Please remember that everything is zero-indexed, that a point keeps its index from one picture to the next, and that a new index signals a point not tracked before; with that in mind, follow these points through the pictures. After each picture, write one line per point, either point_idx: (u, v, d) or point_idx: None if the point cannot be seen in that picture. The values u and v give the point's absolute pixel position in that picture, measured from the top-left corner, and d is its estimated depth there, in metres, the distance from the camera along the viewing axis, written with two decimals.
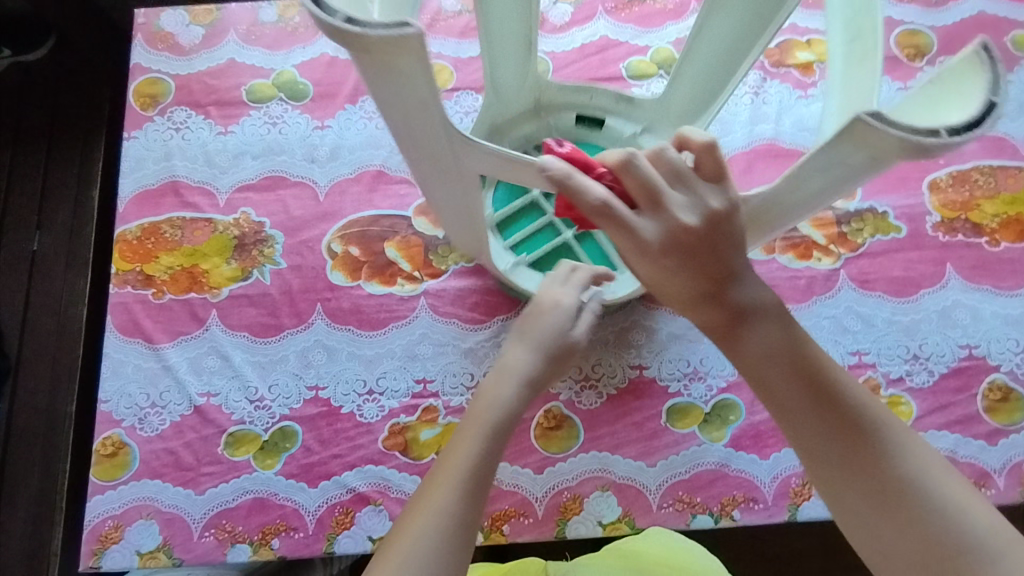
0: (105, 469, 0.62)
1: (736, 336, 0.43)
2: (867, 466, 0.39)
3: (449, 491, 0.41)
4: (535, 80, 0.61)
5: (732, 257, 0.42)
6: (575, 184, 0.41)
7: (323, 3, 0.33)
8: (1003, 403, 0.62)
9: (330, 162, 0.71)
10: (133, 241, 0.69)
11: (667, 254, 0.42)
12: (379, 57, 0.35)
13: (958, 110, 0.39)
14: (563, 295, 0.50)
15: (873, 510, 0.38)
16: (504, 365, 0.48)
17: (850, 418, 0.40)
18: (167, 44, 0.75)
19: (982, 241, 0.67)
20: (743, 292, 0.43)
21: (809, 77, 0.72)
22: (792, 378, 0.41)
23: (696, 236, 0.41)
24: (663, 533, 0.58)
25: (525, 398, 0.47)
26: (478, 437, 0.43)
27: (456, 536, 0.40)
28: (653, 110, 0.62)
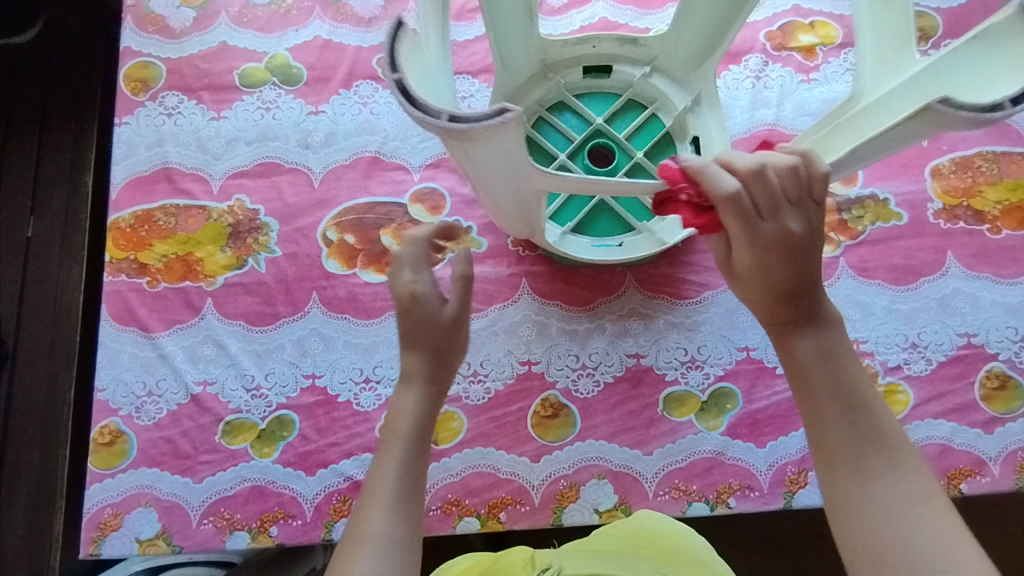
0: (103, 457, 0.63)
1: (795, 335, 0.44)
2: (878, 480, 0.40)
3: (385, 515, 0.44)
4: (537, 42, 0.60)
5: (815, 272, 0.44)
6: (709, 173, 0.42)
7: (429, 107, 0.40)
8: (1000, 391, 0.62)
9: (324, 148, 0.70)
10: (127, 229, 0.68)
11: (768, 249, 0.43)
12: (480, 140, 0.41)
13: (1008, 77, 0.42)
14: (418, 283, 0.50)
15: (872, 508, 0.39)
16: (403, 371, 0.51)
17: (881, 434, 0.41)
18: (158, 27, 0.74)
19: (984, 228, 0.66)
20: (814, 306, 0.44)
21: (812, 61, 0.70)
22: (837, 386, 0.42)
23: (799, 241, 0.42)
24: (653, 516, 0.59)
25: (430, 395, 0.50)
26: (396, 455, 0.46)
27: (395, 556, 0.43)
28: (660, 47, 0.61)
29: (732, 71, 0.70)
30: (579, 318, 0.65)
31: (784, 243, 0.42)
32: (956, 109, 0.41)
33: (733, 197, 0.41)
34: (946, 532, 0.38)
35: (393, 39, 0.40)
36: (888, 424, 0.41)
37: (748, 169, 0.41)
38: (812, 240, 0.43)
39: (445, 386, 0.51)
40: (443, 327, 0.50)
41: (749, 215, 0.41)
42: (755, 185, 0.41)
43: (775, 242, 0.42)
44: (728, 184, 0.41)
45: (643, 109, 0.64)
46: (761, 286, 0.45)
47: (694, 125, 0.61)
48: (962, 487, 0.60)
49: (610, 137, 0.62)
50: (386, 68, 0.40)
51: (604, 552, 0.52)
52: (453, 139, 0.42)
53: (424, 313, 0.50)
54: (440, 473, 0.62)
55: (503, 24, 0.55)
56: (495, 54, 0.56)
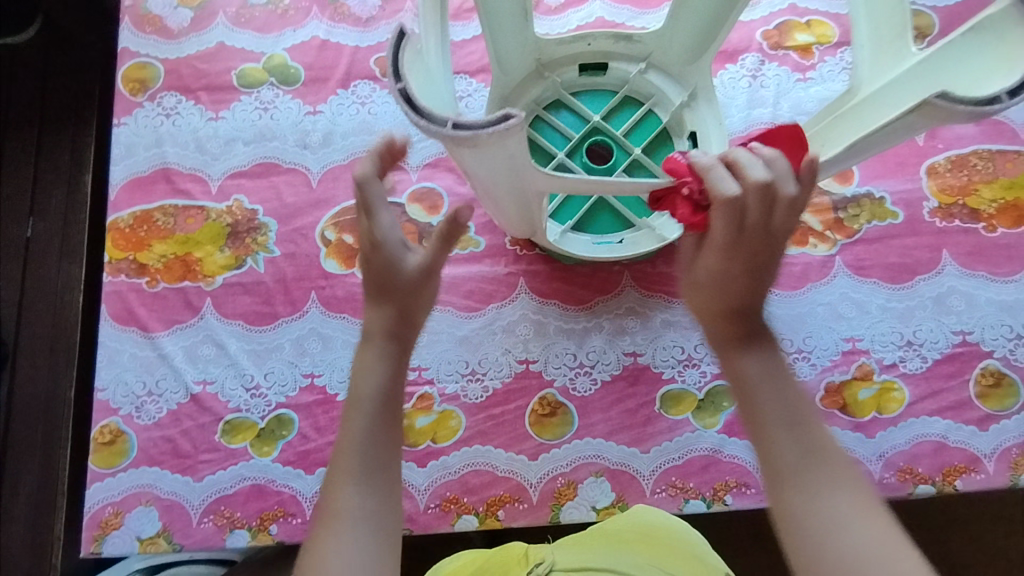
0: (103, 457, 0.63)
1: (741, 353, 0.45)
2: (822, 495, 0.40)
3: (354, 491, 0.45)
4: (533, 42, 0.60)
5: (764, 291, 0.46)
6: (711, 175, 0.43)
7: (433, 116, 0.39)
8: (995, 388, 0.63)
9: (322, 148, 0.70)
10: (126, 229, 0.68)
11: (728, 260, 0.45)
12: (485, 147, 0.41)
13: (1006, 68, 0.42)
14: (376, 230, 0.49)
15: (808, 524, 0.40)
16: (366, 329, 0.51)
17: (819, 451, 0.42)
18: (156, 27, 0.74)
19: (979, 227, 0.66)
20: (760, 325, 0.46)
21: (809, 60, 0.70)
22: (783, 403, 0.43)
23: (758, 256, 0.45)
24: (649, 511, 0.59)
25: (392, 354, 0.49)
26: (364, 421, 0.47)
27: (365, 528, 0.44)
28: (655, 44, 0.61)
29: (729, 70, 0.70)
30: (577, 317, 0.65)
31: (754, 256, 0.45)
32: (955, 104, 0.41)
33: (731, 202, 0.42)
34: (887, 544, 0.39)
35: (397, 49, 0.40)
36: (831, 439, 0.43)
37: (758, 182, 0.42)
38: (771, 259, 0.45)
39: (410, 347, 0.51)
40: (404, 285, 0.49)
41: (738, 222, 0.43)
42: (759, 196, 0.42)
43: (745, 253, 0.45)
44: (731, 189, 0.42)
45: (640, 105, 0.64)
46: (718, 300, 0.46)
47: (692, 121, 0.62)
48: (956, 485, 0.61)
49: (608, 134, 0.63)
50: (391, 78, 0.40)
51: (595, 545, 0.54)
52: (458, 146, 0.42)
53: (386, 263, 0.49)
54: (439, 472, 0.62)
55: (499, 24, 0.55)
56: (491, 54, 0.56)
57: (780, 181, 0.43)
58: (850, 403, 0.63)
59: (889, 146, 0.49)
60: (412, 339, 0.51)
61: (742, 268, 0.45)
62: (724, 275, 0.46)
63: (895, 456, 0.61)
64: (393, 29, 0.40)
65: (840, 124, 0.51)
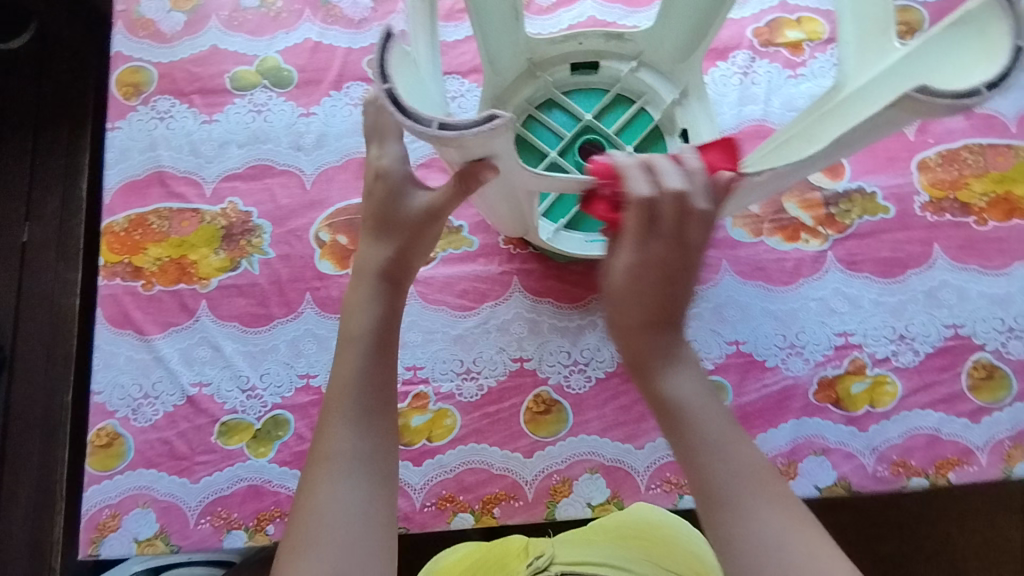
0: (100, 459, 0.63)
1: (664, 377, 0.44)
2: (752, 519, 0.40)
3: (348, 431, 0.46)
4: (524, 42, 0.60)
5: (678, 304, 0.46)
6: (630, 175, 0.44)
7: (418, 117, 0.39)
8: (987, 381, 0.63)
9: (316, 150, 0.70)
10: (121, 233, 0.69)
11: (645, 271, 0.45)
12: (470, 147, 0.41)
13: (987, 62, 0.41)
14: (383, 158, 0.53)
15: (745, 547, 0.40)
16: (361, 266, 0.53)
17: (745, 468, 0.42)
18: (149, 32, 0.74)
19: (970, 221, 0.67)
20: (677, 343, 0.46)
21: (799, 56, 0.71)
22: (707, 426, 0.43)
23: (669, 266, 0.45)
24: (645, 507, 0.60)
25: (382, 291, 0.51)
26: (359, 355, 0.48)
27: (360, 468, 0.45)
28: (646, 43, 0.62)
29: (720, 67, 0.71)
30: (571, 315, 0.66)
31: (663, 264, 0.45)
32: (933, 99, 0.40)
33: (647, 204, 0.44)
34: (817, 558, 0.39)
35: (383, 51, 0.40)
36: (754, 453, 0.43)
37: (674, 189, 0.44)
38: (682, 267, 0.45)
39: (402, 289, 0.53)
40: (404, 222, 0.52)
41: (649, 223, 0.44)
42: (674, 201, 0.44)
43: (657, 261, 0.45)
44: (644, 190, 0.44)
45: (632, 104, 0.64)
46: (636, 315, 0.45)
47: (683, 118, 0.62)
48: (949, 477, 0.61)
49: (601, 132, 0.63)
50: (377, 80, 0.39)
51: (593, 541, 0.56)
52: (443, 146, 0.41)
53: (388, 199, 0.52)
54: (435, 470, 0.62)
55: (490, 25, 0.56)
56: (482, 54, 0.57)
57: (694, 190, 0.44)
58: (843, 397, 0.63)
59: (875, 142, 0.47)
60: (406, 280, 0.53)
61: (655, 277, 0.45)
62: (640, 286, 0.45)
63: (888, 449, 0.62)
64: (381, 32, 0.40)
65: (825, 119, 0.50)
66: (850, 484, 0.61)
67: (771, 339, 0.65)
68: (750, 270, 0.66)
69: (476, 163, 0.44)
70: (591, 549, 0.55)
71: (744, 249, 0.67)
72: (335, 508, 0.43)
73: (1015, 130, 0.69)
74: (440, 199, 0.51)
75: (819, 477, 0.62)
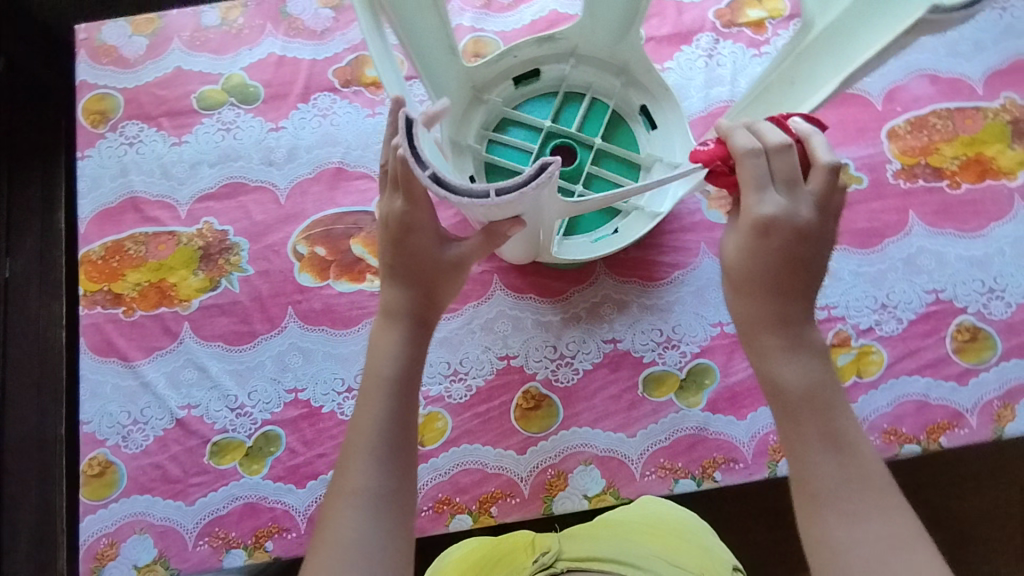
0: (93, 489, 0.63)
1: (780, 361, 0.45)
2: (850, 513, 0.41)
3: (367, 464, 0.44)
4: (461, 71, 0.61)
5: (808, 284, 0.45)
6: (737, 135, 0.44)
7: (475, 192, 0.41)
8: (971, 343, 0.63)
9: (287, 163, 0.70)
10: (98, 261, 0.68)
11: (773, 239, 0.44)
12: (525, 201, 0.43)
13: None
14: (414, 212, 0.47)
15: (847, 527, 0.41)
16: (387, 307, 0.50)
17: (857, 463, 0.43)
18: (112, 58, 0.74)
19: (943, 185, 0.67)
20: (799, 332, 0.45)
21: (762, 35, 0.71)
22: (818, 417, 0.44)
23: (802, 240, 0.44)
24: (653, 501, 0.61)
25: (412, 335, 0.49)
26: (382, 398, 0.46)
27: (384, 502, 0.43)
28: (579, 37, 0.62)
29: (684, 51, 0.71)
30: (554, 309, 0.66)
31: (794, 229, 0.44)
32: (947, 13, 0.42)
33: (753, 158, 0.43)
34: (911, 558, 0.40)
35: (411, 137, 0.40)
36: (870, 457, 0.43)
37: (781, 146, 0.43)
38: (812, 237, 0.44)
39: (431, 325, 0.51)
40: (441, 268, 0.50)
41: (766, 176, 0.44)
42: (782, 161, 0.44)
43: (784, 231, 0.44)
44: (751, 143, 0.44)
45: (582, 97, 0.65)
46: (763, 297, 0.45)
47: (637, 95, 0.64)
48: (940, 441, 0.61)
49: (565, 134, 0.63)
50: (415, 165, 0.41)
51: (603, 538, 0.54)
52: (498, 209, 0.43)
53: (422, 247, 0.49)
54: (429, 474, 0.62)
55: (427, 60, 0.56)
56: (431, 92, 0.57)
57: (813, 149, 0.44)
58: None
59: None
60: (433, 316, 0.51)
61: (794, 252, 0.44)
62: (769, 259, 0.44)
63: (878, 419, 0.62)
64: (401, 118, 0.40)
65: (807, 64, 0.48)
66: None
67: None
68: None
69: (509, 219, 0.46)
70: (601, 547, 0.52)
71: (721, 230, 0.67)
72: (352, 541, 0.42)
73: (981, 92, 0.69)
74: (476, 248, 0.50)
75: None
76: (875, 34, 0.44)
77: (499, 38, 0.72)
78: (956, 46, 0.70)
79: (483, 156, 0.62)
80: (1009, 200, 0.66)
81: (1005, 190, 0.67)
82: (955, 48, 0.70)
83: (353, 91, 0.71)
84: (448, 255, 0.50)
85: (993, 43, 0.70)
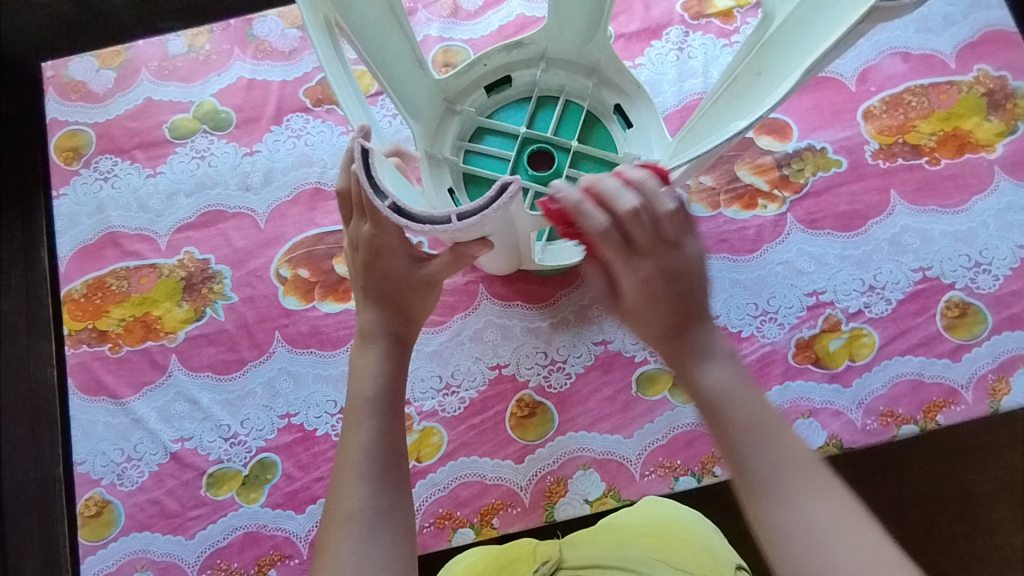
0: (91, 529, 0.63)
1: (696, 369, 0.44)
2: (792, 511, 0.39)
3: (361, 488, 0.43)
4: (431, 85, 0.60)
5: (695, 299, 0.45)
6: (583, 208, 0.42)
7: (436, 216, 0.41)
8: (962, 319, 0.63)
9: (265, 187, 0.69)
10: (81, 299, 0.68)
11: (657, 282, 0.45)
12: (491, 221, 0.43)
13: None
14: (384, 237, 0.46)
15: (785, 526, 0.39)
16: (364, 331, 0.50)
17: (791, 461, 0.41)
18: (81, 93, 0.73)
19: (922, 161, 0.67)
20: (704, 332, 0.46)
21: (731, 24, 0.70)
22: (754, 426, 0.42)
23: (667, 275, 0.45)
24: (663, 503, 0.58)
25: (394, 353, 0.49)
26: (367, 420, 0.46)
27: (380, 522, 0.42)
28: (546, 40, 0.62)
29: (655, 46, 0.71)
30: (542, 315, 0.65)
31: (671, 271, 0.45)
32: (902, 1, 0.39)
33: (606, 235, 0.42)
34: (860, 544, 0.38)
35: (367, 166, 0.40)
36: (805, 453, 0.41)
37: (632, 210, 0.42)
38: (687, 264, 0.45)
39: (409, 342, 0.51)
40: (415, 286, 0.50)
41: (628, 245, 0.43)
42: (634, 222, 0.42)
43: (656, 274, 0.44)
44: (603, 220, 0.42)
45: (556, 100, 0.64)
46: (657, 319, 0.46)
47: (611, 95, 0.64)
48: (938, 420, 0.61)
49: (541, 139, 0.62)
50: (376, 197, 0.41)
51: (601, 546, 0.52)
52: (464, 232, 0.43)
53: (394, 269, 0.49)
54: (428, 490, 0.62)
55: (395, 78, 0.55)
56: (400, 108, 0.56)
57: (654, 198, 0.43)
58: (821, 356, 0.63)
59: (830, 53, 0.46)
60: (411, 332, 0.51)
61: (663, 285, 0.45)
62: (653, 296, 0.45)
63: (873, 401, 0.62)
64: (356, 148, 0.40)
65: (770, 51, 0.48)
66: (841, 441, 0.61)
67: (743, 309, 0.64)
68: (713, 244, 0.66)
69: (476, 240, 0.47)
70: (600, 550, 0.51)
71: (703, 223, 0.67)
72: (353, 566, 0.41)
73: (954, 66, 0.69)
74: (448, 265, 0.50)
75: (810, 439, 0.61)
76: (833, 22, 0.42)
77: (468, 46, 0.72)
78: (926, 22, 0.70)
79: (460, 167, 0.61)
80: (990, 172, 0.66)
81: (985, 162, 0.66)
82: (925, 24, 0.70)
83: (326, 110, 0.71)
84: (421, 273, 0.49)
85: (962, 16, 0.70)
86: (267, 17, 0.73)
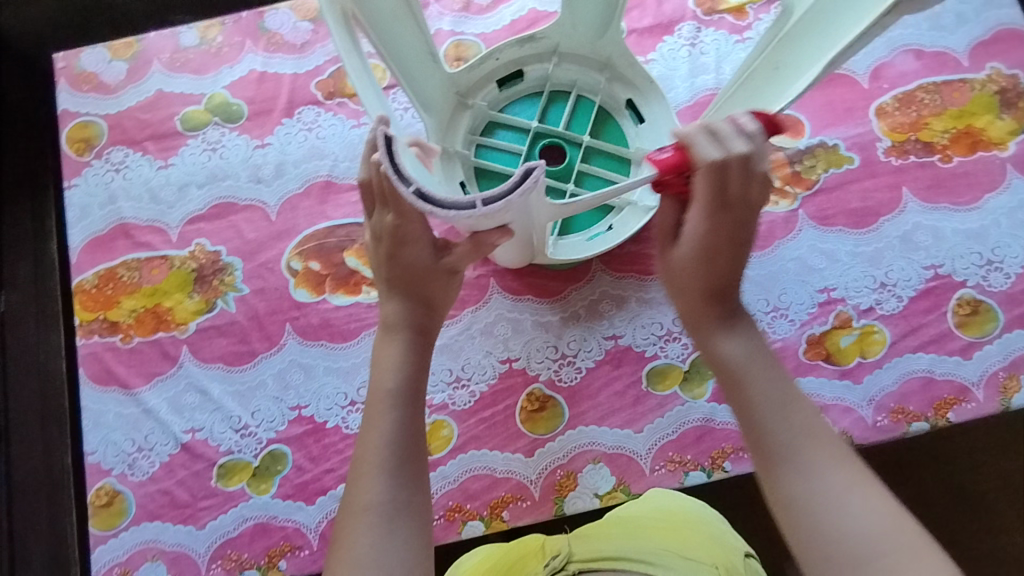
0: (102, 519, 0.63)
1: (719, 336, 0.46)
2: (811, 475, 0.40)
3: (381, 481, 0.43)
4: (444, 79, 0.61)
5: (736, 264, 0.47)
6: (695, 146, 0.44)
7: (461, 202, 0.41)
8: (973, 316, 0.63)
9: (276, 179, 0.69)
10: (93, 290, 0.68)
11: (718, 245, 0.46)
12: (514, 208, 0.43)
13: None
14: (407, 226, 0.47)
15: (801, 484, 0.40)
16: (386, 321, 0.50)
17: (810, 427, 0.42)
18: (92, 85, 0.73)
19: (935, 159, 0.67)
20: (733, 304, 0.47)
21: (743, 20, 0.70)
22: (770, 390, 0.43)
23: (721, 234, 0.46)
24: (672, 495, 0.59)
25: (417, 345, 0.49)
26: (388, 411, 0.46)
27: (398, 516, 0.42)
28: (558, 35, 0.62)
29: (666, 42, 0.71)
30: (552, 310, 0.65)
31: (732, 236, 0.46)
32: None
33: (714, 171, 0.44)
34: (876, 508, 0.38)
35: (391, 154, 0.40)
36: (820, 421, 0.42)
37: (739, 154, 0.44)
38: (742, 232, 0.47)
39: (432, 333, 0.51)
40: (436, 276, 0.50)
41: (721, 193, 0.44)
42: (737, 167, 0.44)
43: (731, 229, 0.46)
44: (713, 156, 0.44)
45: (568, 95, 0.64)
46: (694, 283, 0.47)
47: (623, 90, 0.64)
48: (949, 417, 0.61)
49: (552, 134, 0.62)
50: (399, 183, 0.41)
51: (614, 537, 0.50)
52: (487, 219, 0.43)
53: (416, 260, 0.49)
54: (438, 482, 0.62)
55: (409, 71, 0.55)
56: (413, 100, 0.56)
57: (756, 149, 0.44)
58: (833, 352, 0.63)
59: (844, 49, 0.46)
60: (434, 323, 0.51)
61: (724, 245, 0.46)
62: (712, 252, 0.47)
63: (884, 398, 0.62)
64: (380, 135, 0.40)
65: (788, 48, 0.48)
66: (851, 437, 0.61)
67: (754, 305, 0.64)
68: None
69: (495, 228, 0.47)
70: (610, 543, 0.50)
71: None
72: (371, 558, 0.41)
73: (967, 64, 0.68)
74: (468, 254, 0.50)
75: None
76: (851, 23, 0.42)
77: (479, 40, 0.72)
78: (940, 19, 0.70)
79: (472, 161, 0.62)
80: (1003, 170, 0.66)
81: (997, 160, 0.66)
82: (938, 21, 0.70)
83: (337, 103, 0.71)
84: (443, 263, 0.49)
85: (975, 14, 0.70)
86: (279, 10, 0.73)
